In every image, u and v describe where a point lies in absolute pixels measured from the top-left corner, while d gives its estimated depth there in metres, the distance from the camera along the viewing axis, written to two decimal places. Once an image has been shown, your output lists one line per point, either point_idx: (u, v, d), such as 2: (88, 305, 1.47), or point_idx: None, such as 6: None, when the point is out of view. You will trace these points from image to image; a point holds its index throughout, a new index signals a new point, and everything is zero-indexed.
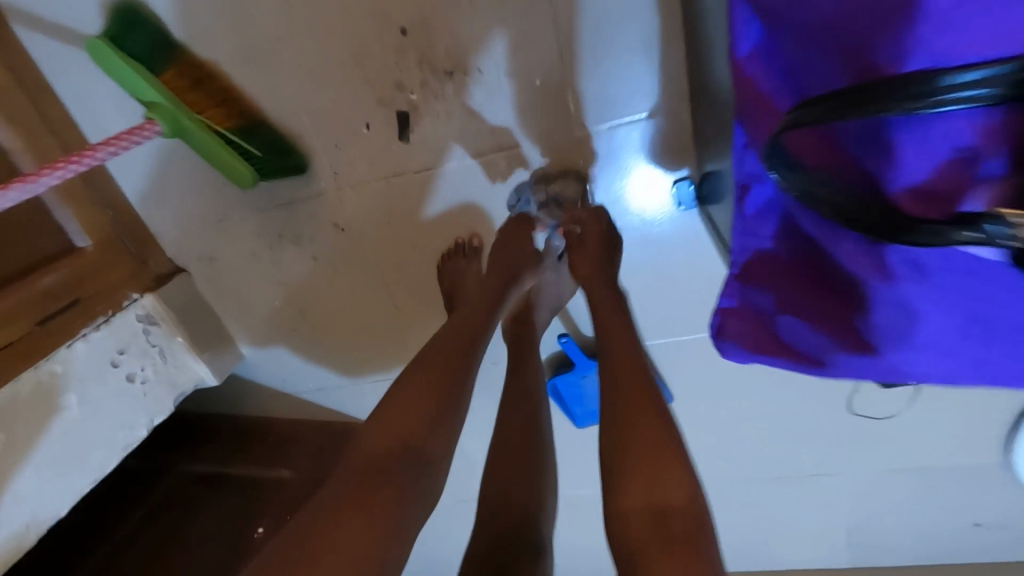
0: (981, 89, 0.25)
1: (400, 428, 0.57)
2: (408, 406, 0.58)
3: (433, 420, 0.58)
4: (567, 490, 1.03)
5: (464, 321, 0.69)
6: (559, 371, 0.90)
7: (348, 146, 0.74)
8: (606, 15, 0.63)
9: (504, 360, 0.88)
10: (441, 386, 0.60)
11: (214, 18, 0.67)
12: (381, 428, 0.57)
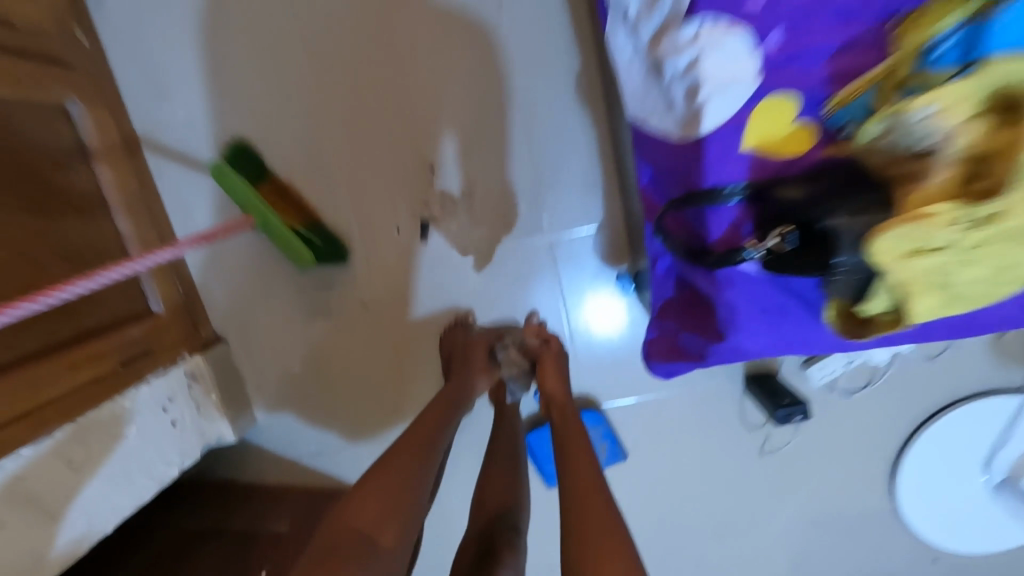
0: (733, 192, 0.51)
1: (362, 521, 0.65)
2: (370, 501, 0.67)
3: (414, 484, 0.71)
4: (537, 551, 1.14)
5: (423, 432, 0.80)
6: (534, 429, 1.09)
7: (381, 243, 1.01)
8: (568, 167, 0.98)
9: (488, 417, 1.06)
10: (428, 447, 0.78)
11: (301, 155, 0.98)
12: (345, 521, 0.65)
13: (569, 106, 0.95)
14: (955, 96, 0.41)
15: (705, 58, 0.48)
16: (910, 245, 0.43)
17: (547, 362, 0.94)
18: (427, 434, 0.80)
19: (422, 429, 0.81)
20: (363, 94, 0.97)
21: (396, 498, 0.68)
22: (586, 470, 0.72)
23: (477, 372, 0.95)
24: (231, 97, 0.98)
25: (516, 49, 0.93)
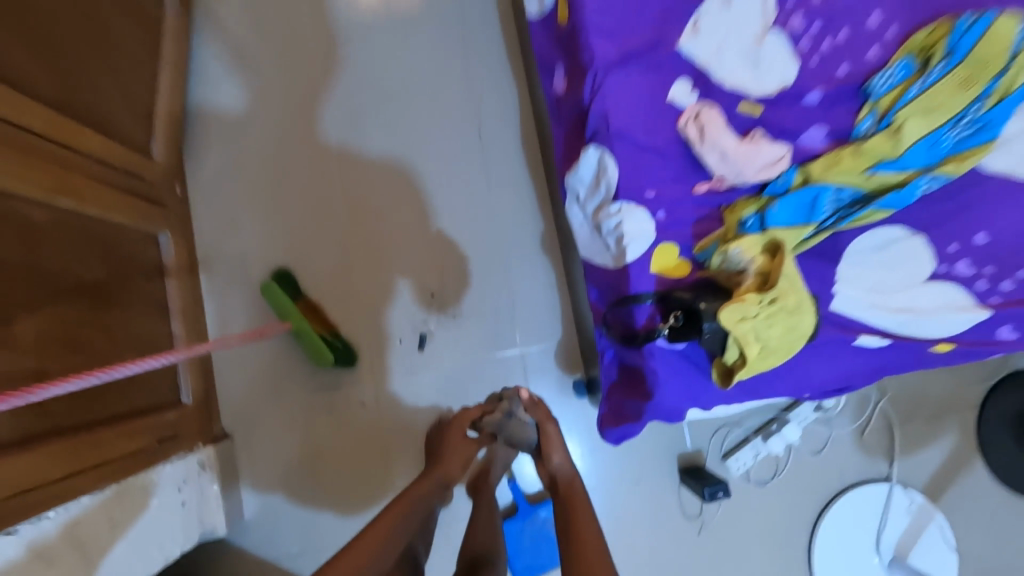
0: (646, 296, 0.83)
1: None
2: None
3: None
4: None
5: (385, 529, 0.75)
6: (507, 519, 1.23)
7: (385, 352, 1.26)
8: (538, 297, 1.30)
9: (466, 507, 1.21)
10: (401, 529, 0.77)
11: (329, 282, 1.27)
12: None
13: (537, 253, 1.31)
14: (745, 241, 0.75)
15: (624, 221, 0.84)
16: (740, 314, 0.69)
17: (551, 430, 0.90)
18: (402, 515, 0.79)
19: (386, 521, 0.76)
20: (385, 238, 1.29)
21: None
22: (571, 510, 0.78)
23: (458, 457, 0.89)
24: (281, 234, 1.28)
25: (502, 214, 1.31)
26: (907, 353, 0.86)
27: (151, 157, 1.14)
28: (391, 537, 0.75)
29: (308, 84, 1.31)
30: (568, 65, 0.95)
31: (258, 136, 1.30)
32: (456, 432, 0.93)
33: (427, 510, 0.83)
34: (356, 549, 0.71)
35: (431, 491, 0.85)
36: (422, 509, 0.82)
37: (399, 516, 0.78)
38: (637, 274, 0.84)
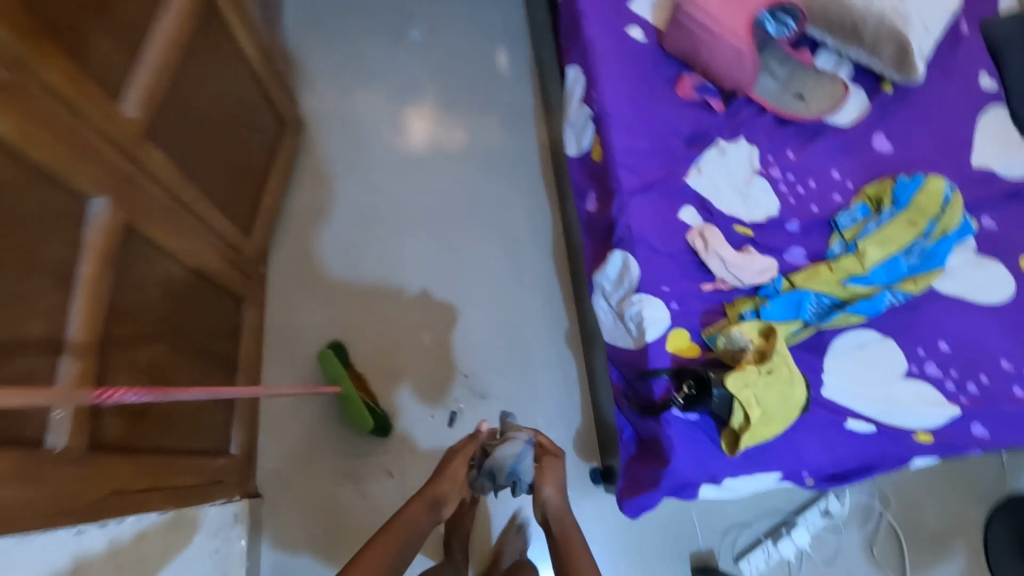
0: (662, 371, 0.98)
1: None
2: None
3: None
4: None
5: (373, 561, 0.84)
6: None
7: (417, 425, 1.37)
8: (560, 385, 1.44)
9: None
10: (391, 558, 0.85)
11: (376, 357, 1.43)
12: None
13: (561, 346, 1.48)
14: (744, 325, 0.92)
15: (644, 308, 1.02)
16: (739, 381, 0.85)
17: (547, 464, 0.99)
18: (388, 548, 0.86)
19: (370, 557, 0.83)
20: (428, 323, 1.47)
21: None
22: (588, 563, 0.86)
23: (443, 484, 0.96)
24: (340, 313, 1.47)
25: (532, 309, 1.51)
26: (898, 447, 0.97)
27: (251, 235, 1.37)
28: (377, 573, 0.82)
29: (380, 195, 1.60)
30: (599, 191, 1.21)
31: (335, 230, 1.55)
32: (460, 462, 0.99)
33: (421, 530, 0.91)
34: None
35: (421, 515, 0.92)
36: (416, 530, 0.90)
37: (389, 546, 0.86)
38: (655, 353, 1.00)
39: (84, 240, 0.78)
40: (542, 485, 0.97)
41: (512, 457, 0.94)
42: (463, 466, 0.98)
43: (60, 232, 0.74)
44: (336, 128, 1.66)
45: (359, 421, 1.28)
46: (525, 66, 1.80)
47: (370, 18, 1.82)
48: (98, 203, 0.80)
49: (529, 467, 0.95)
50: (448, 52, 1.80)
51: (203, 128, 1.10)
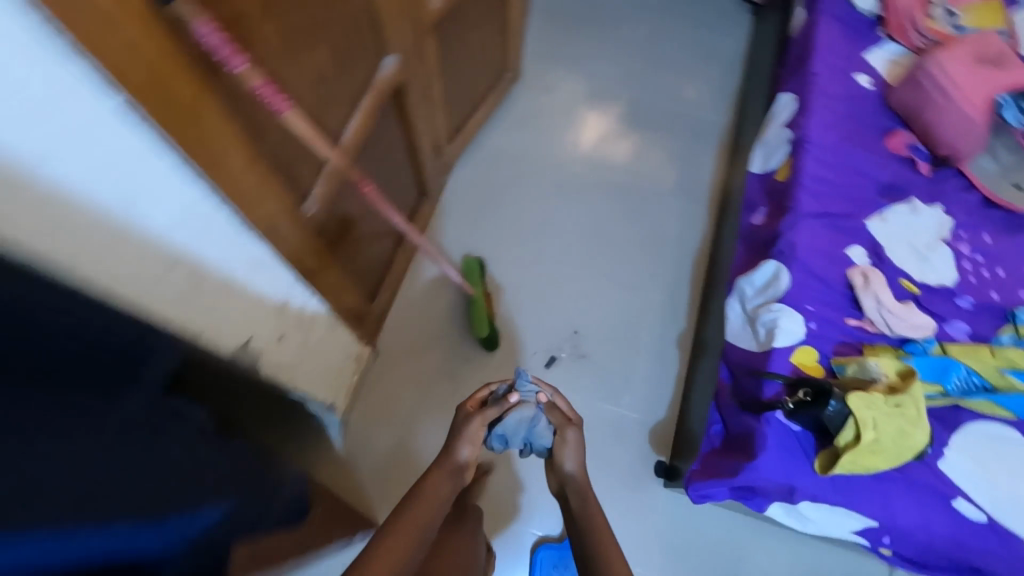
0: (778, 378, 1.00)
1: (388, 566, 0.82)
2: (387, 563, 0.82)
3: (416, 548, 0.87)
4: None
5: (415, 521, 0.89)
6: (547, 542, 1.36)
7: (519, 354, 1.50)
8: (657, 377, 1.49)
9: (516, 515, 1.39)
10: (425, 524, 0.90)
11: (506, 284, 1.58)
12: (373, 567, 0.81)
13: (669, 351, 1.52)
14: (883, 360, 0.95)
15: (780, 318, 1.05)
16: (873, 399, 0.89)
17: (568, 435, 1.02)
18: (414, 527, 0.88)
19: (409, 525, 0.88)
20: (557, 282, 1.59)
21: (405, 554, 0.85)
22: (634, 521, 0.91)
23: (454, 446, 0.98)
24: (490, 236, 1.63)
25: (656, 301, 1.58)
26: (1012, 566, 0.91)
27: (453, 145, 1.58)
28: (419, 533, 0.88)
29: (560, 156, 1.76)
30: (772, 209, 1.25)
31: (512, 168, 1.73)
32: (476, 425, 1.00)
33: (445, 493, 0.95)
34: (387, 540, 0.85)
35: (444, 486, 0.94)
36: (444, 490, 0.95)
37: (425, 505, 0.91)
38: (779, 358, 1.03)
39: (376, 80, 1.00)
40: (563, 460, 1.01)
41: (526, 423, 1.02)
42: (481, 429, 1.00)
43: (366, 66, 0.95)
44: (542, 92, 1.85)
45: (477, 326, 1.44)
46: (728, 96, 1.87)
47: (603, 13, 1.99)
48: (391, 57, 1.02)
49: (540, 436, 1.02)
50: (660, 61, 1.93)
51: (462, 38, 1.31)
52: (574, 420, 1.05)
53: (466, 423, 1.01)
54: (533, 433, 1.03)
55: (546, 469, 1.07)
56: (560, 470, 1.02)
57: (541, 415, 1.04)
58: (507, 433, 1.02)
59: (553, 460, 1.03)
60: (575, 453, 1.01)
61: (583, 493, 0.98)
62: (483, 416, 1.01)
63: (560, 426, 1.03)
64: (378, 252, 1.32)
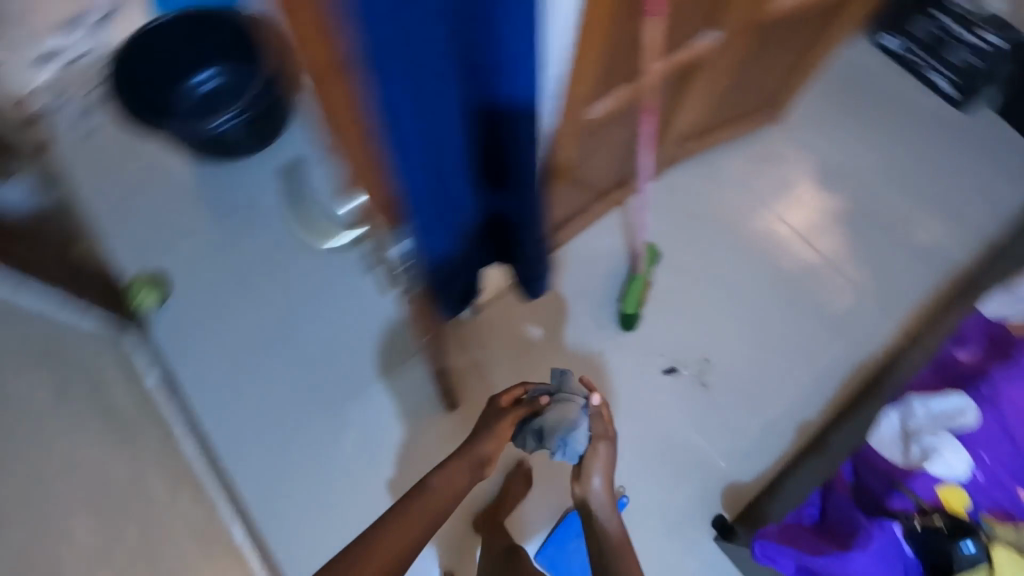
0: (915, 498, 0.98)
1: (397, 545, 0.85)
2: (390, 547, 0.84)
3: (419, 535, 0.88)
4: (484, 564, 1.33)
5: (423, 511, 0.90)
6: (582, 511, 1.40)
7: (645, 347, 1.53)
8: (758, 443, 1.46)
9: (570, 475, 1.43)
10: (432, 515, 0.90)
11: (668, 281, 1.60)
12: (381, 545, 0.84)
13: (783, 433, 1.48)
14: None
15: (945, 449, 0.97)
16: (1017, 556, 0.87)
17: (602, 448, 1.01)
18: (418, 520, 0.89)
19: (416, 516, 0.89)
20: (715, 311, 1.58)
21: (412, 537, 0.86)
22: None
23: (482, 437, 1.00)
24: (675, 233, 1.66)
25: (794, 378, 1.53)
26: None
27: (695, 142, 1.62)
28: (432, 520, 0.90)
29: (776, 202, 1.73)
30: (987, 351, 1.15)
31: (727, 189, 1.73)
32: (506, 421, 1.03)
33: (459, 487, 0.95)
34: (385, 531, 0.86)
35: (463, 476, 0.96)
36: (457, 484, 0.95)
37: (434, 498, 0.92)
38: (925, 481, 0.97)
39: (693, 43, 1.08)
40: (593, 472, 0.99)
41: (565, 423, 1.01)
42: (510, 426, 1.03)
43: (696, 20, 1.03)
44: (791, 141, 1.82)
45: (627, 303, 1.50)
46: (976, 237, 1.72)
47: (897, 103, 1.90)
48: (715, 31, 1.09)
49: (577, 435, 1.01)
50: (923, 170, 1.81)
51: (767, 45, 1.34)
52: (612, 435, 1.04)
53: (497, 418, 1.04)
54: (569, 435, 1.01)
55: (572, 478, 1.03)
56: (586, 481, 1.00)
57: (583, 418, 1.03)
58: (545, 428, 1.02)
59: (582, 471, 1.01)
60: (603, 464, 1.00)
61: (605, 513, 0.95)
62: (515, 414, 1.04)
63: (596, 437, 1.03)
64: (585, 191, 1.41)
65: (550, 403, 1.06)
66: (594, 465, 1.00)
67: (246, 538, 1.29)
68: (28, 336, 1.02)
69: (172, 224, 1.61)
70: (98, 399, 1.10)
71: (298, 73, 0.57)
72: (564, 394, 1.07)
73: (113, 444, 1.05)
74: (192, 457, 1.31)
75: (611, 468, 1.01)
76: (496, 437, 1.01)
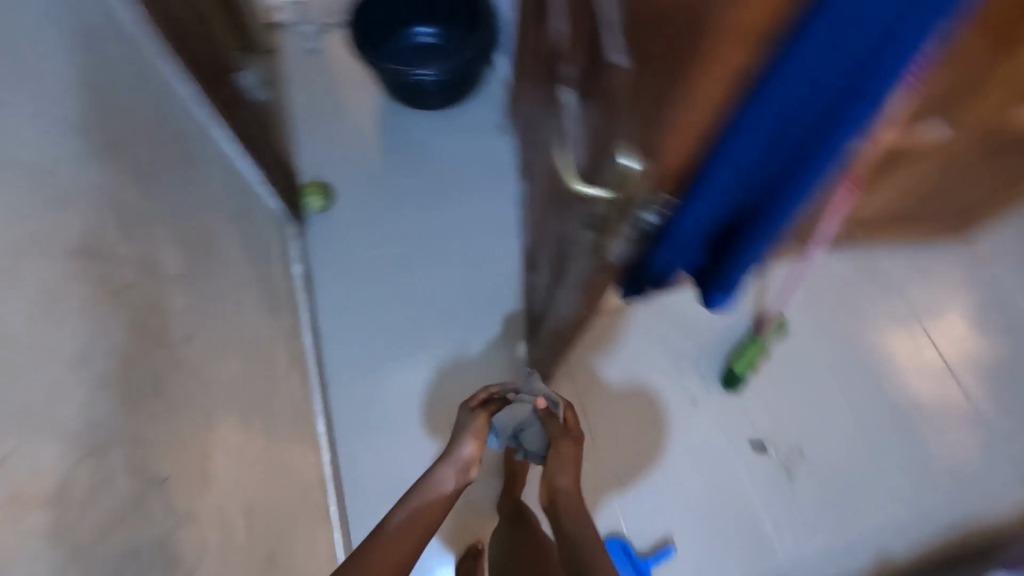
0: None
1: (407, 544, 0.78)
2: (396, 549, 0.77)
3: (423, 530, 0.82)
4: None
5: (418, 514, 0.83)
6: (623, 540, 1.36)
7: (741, 413, 1.48)
8: (828, 556, 1.36)
9: (624, 504, 1.40)
10: (428, 520, 0.84)
11: (786, 358, 1.54)
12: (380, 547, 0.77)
13: (857, 558, 1.37)
14: None
15: None
16: None
17: (564, 447, 0.98)
18: (418, 522, 0.82)
19: (412, 518, 0.83)
20: (827, 405, 1.49)
21: (415, 534, 0.80)
22: None
23: (464, 441, 0.96)
24: (809, 313, 1.58)
25: (889, 506, 1.41)
26: None
27: (866, 230, 1.54)
28: (430, 521, 0.84)
29: (929, 320, 1.60)
30: None
31: (880, 288, 1.62)
32: (480, 421, 0.99)
33: (449, 491, 0.90)
34: (380, 536, 0.79)
35: (448, 482, 0.91)
36: (448, 489, 0.90)
37: (428, 500, 0.87)
38: None
39: (918, 131, 1.05)
40: (558, 470, 0.94)
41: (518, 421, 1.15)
42: (484, 424, 0.98)
43: (932, 109, 1.00)
44: (967, 263, 1.67)
45: (744, 360, 1.45)
46: None
47: None
48: (947, 127, 1.05)
49: (531, 436, 1.12)
50: None
51: (989, 159, 1.26)
52: (574, 433, 1.02)
53: (467, 423, 0.99)
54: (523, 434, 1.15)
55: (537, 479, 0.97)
56: (553, 479, 0.95)
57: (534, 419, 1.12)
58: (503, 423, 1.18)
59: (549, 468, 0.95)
60: (570, 463, 0.95)
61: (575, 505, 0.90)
62: (486, 413, 0.99)
63: (557, 437, 0.99)
64: None
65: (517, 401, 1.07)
66: (557, 464, 0.95)
67: (326, 436, 1.44)
68: (236, 197, 1.21)
69: (353, 146, 1.80)
70: (263, 268, 1.27)
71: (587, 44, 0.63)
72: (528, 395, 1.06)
73: (263, 308, 1.20)
74: (305, 350, 1.49)
75: (578, 466, 0.96)
76: (477, 440, 0.97)
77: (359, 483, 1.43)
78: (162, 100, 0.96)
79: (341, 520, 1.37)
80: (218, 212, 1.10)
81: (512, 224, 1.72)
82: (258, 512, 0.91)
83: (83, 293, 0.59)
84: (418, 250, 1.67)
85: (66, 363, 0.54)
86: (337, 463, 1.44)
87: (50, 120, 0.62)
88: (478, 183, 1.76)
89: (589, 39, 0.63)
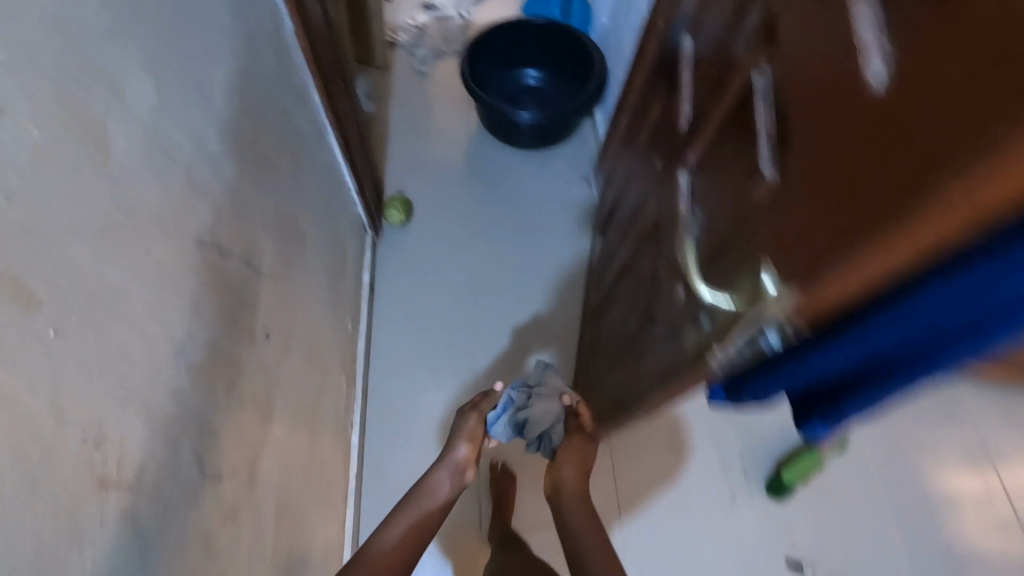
0: None
1: (405, 543, 0.85)
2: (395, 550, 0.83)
3: (421, 533, 0.88)
4: None
5: (413, 520, 0.89)
6: None
7: (784, 524, 1.38)
8: None
9: None
10: (425, 527, 0.89)
11: (843, 475, 1.43)
12: (381, 546, 0.83)
13: None
14: None
15: None
16: None
17: (575, 443, 1.06)
18: (415, 523, 0.89)
19: (408, 518, 0.89)
20: (879, 535, 1.38)
21: (411, 536, 0.87)
22: None
23: (454, 447, 1.03)
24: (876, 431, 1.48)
25: None
26: None
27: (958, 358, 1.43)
28: (426, 525, 0.89)
29: (1010, 468, 1.46)
30: None
31: (959, 422, 1.50)
32: (474, 421, 1.07)
33: (446, 498, 0.96)
34: (380, 534, 0.86)
35: (443, 486, 0.97)
36: (445, 495, 0.96)
37: (423, 507, 0.92)
38: None
39: None
40: (565, 463, 1.03)
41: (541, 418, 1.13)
42: (477, 424, 1.07)
43: None
44: None
45: (800, 471, 1.34)
46: None
47: None
48: None
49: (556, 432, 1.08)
50: None
51: None
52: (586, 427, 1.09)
53: (459, 430, 1.06)
54: (547, 430, 1.08)
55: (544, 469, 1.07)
56: (557, 472, 1.03)
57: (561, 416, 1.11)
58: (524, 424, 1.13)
59: (554, 460, 1.05)
60: (575, 461, 1.04)
61: (575, 500, 0.99)
62: (480, 414, 1.08)
63: (570, 432, 1.09)
64: None
65: (538, 395, 1.10)
66: (564, 457, 1.04)
67: (357, 448, 1.44)
68: (330, 203, 1.26)
69: (441, 169, 1.85)
70: (337, 272, 1.31)
71: (736, 142, 0.61)
72: (550, 391, 1.12)
73: (331, 310, 1.24)
74: (357, 356, 1.51)
75: (585, 461, 1.04)
76: (469, 442, 1.04)
77: (378, 502, 1.41)
78: (292, 106, 1.02)
79: (354, 537, 1.35)
80: (314, 213, 1.14)
81: (577, 274, 1.72)
82: (289, 513, 0.91)
83: (196, 283, 0.62)
84: (481, 282, 1.69)
85: (168, 353, 0.56)
86: (361, 477, 1.43)
87: (202, 121, 0.66)
88: (553, 228, 1.78)
89: (731, 142, 0.62)
